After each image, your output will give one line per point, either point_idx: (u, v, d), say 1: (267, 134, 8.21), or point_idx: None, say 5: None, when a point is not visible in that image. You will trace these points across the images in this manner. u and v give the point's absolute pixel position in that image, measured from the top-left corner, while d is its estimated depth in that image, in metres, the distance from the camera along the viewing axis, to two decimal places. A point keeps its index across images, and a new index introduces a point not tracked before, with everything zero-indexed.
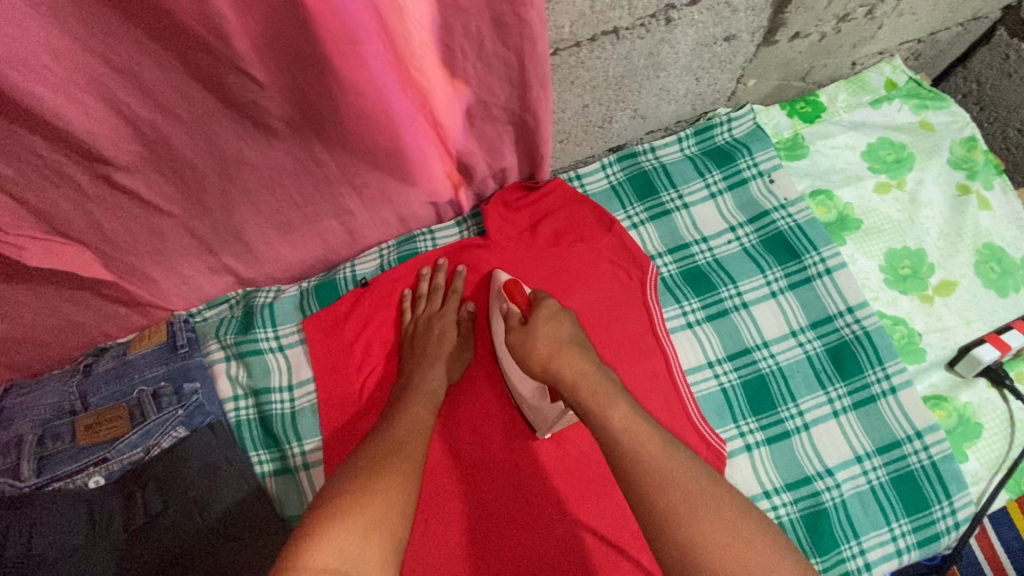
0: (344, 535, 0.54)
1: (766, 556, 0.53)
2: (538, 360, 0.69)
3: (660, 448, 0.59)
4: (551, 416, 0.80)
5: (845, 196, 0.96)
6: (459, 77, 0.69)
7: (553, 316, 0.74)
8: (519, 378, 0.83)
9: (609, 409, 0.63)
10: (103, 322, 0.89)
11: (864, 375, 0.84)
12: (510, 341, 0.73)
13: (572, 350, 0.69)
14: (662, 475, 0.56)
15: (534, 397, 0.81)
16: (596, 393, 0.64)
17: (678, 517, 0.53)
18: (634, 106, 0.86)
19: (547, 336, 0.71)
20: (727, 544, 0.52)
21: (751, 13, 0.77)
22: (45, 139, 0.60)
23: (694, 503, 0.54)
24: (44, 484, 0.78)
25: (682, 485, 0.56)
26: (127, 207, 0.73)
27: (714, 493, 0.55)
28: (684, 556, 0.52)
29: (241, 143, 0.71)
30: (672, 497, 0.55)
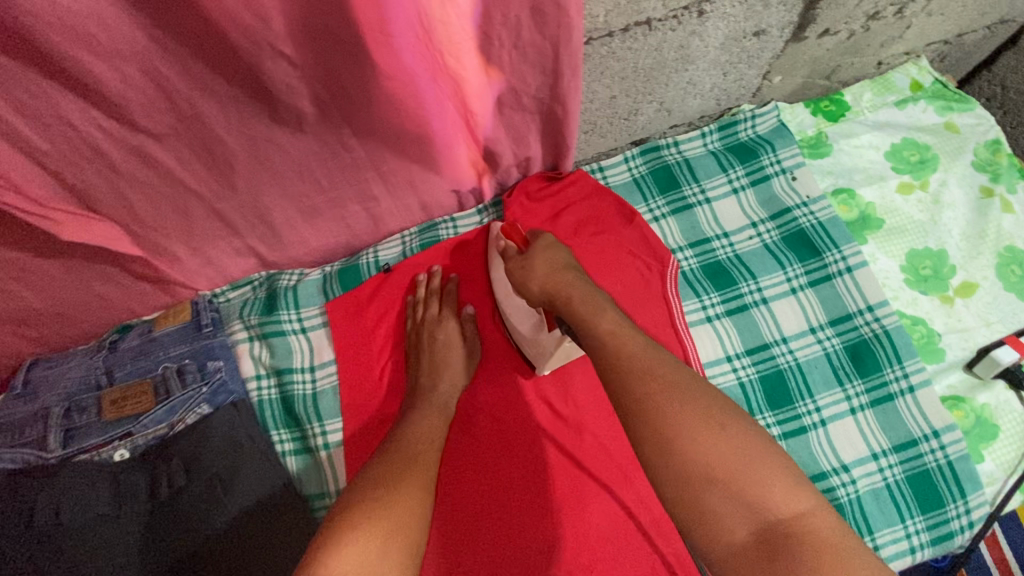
0: (362, 546, 0.55)
1: (742, 442, 0.52)
2: (536, 283, 0.76)
3: (642, 345, 0.60)
4: (549, 347, 0.82)
5: (868, 195, 0.96)
6: (493, 65, 0.69)
7: (550, 245, 0.80)
8: (518, 317, 0.85)
9: (599, 317, 0.65)
10: (128, 298, 0.91)
11: (883, 373, 0.84)
12: (510, 267, 0.81)
13: (566, 273, 0.74)
14: (639, 367, 0.57)
15: (530, 332, 0.84)
16: (587, 305, 0.68)
17: (656, 401, 0.54)
18: (660, 99, 0.86)
19: (544, 260, 0.78)
20: (703, 428, 0.52)
21: (782, 8, 0.77)
22: (84, 112, 0.61)
23: (672, 388, 0.55)
24: (70, 455, 0.80)
25: (659, 372, 0.56)
26: (158, 184, 0.75)
27: (693, 383, 0.55)
28: (658, 435, 0.52)
29: (273, 125, 0.72)
30: (650, 385, 0.55)
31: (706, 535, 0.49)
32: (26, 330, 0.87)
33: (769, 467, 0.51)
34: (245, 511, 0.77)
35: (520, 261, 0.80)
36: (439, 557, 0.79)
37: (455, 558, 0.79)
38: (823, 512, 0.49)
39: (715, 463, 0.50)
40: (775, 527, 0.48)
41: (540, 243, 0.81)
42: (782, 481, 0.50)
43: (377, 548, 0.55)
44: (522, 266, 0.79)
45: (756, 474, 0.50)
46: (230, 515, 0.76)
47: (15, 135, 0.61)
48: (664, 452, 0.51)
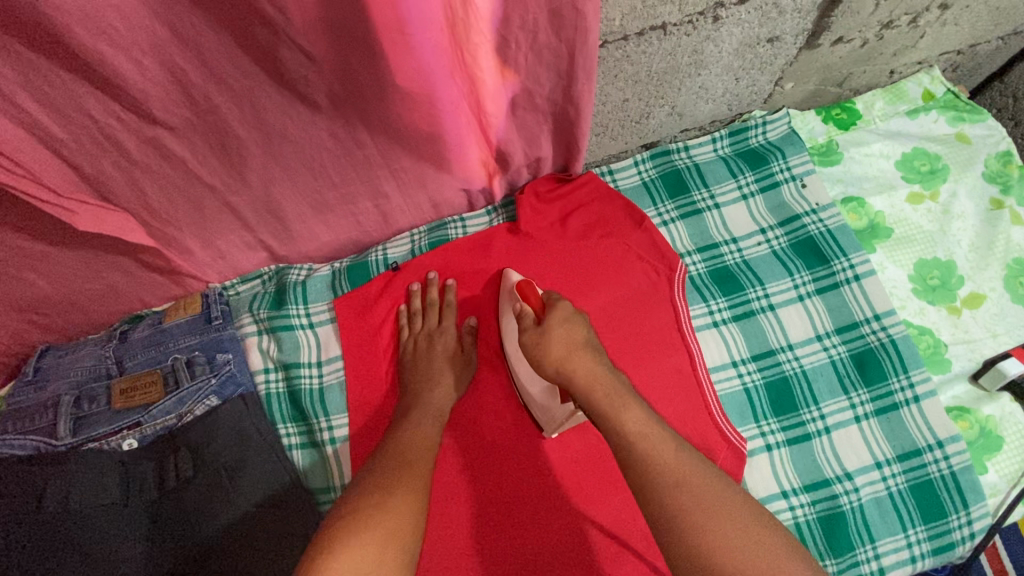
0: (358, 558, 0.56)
1: (774, 555, 0.55)
2: (553, 362, 0.70)
3: (672, 452, 0.61)
4: (560, 417, 0.79)
5: (877, 204, 0.96)
6: (509, 65, 0.70)
7: (566, 319, 0.74)
8: (529, 380, 0.82)
9: (624, 416, 0.64)
10: (139, 289, 0.92)
11: (888, 383, 0.84)
12: (526, 341, 0.74)
13: (587, 356, 0.70)
14: (676, 481, 0.59)
15: (542, 397, 0.81)
16: (612, 399, 0.65)
17: (694, 521, 0.56)
18: (672, 103, 0.86)
19: (561, 340, 0.71)
20: (741, 550, 0.55)
21: (797, 15, 0.77)
22: (103, 102, 0.62)
23: (708, 507, 0.57)
24: (79, 443, 0.80)
25: (693, 489, 0.58)
26: (172, 176, 0.75)
27: (725, 498, 0.58)
28: (698, 560, 0.54)
29: (288, 120, 0.73)
30: (685, 502, 0.57)
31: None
32: (39, 317, 0.88)
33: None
34: (254, 505, 0.78)
35: (535, 334, 0.73)
36: (441, 552, 0.79)
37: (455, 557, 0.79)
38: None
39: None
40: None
41: (556, 316, 0.74)
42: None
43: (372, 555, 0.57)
44: (538, 339, 0.72)
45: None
46: (239, 508, 0.77)
47: (35, 125, 0.62)
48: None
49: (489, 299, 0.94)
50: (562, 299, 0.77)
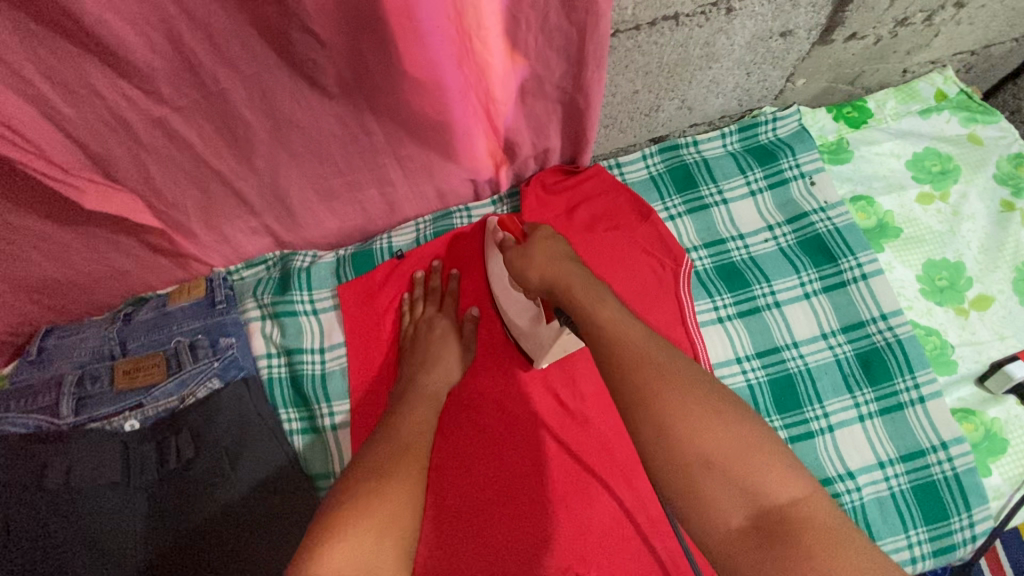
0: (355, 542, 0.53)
1: (740, 431, 0.50)
2: (536, 271, 0.70)
3: (641, 331, 0.57)
4: (544, 339, 0.79)
5: (886, 204, 0.95)
6: (519, 51, 0.69)
7: (548, 238, 0.75)
8: (516, 311, 0.84)
9: (598, 304, 0.61)
10: (144, 272, 0.92)
11: (893, 383, 0.83)
12: (508, 259, 0.76)
13: (567, 263, 0.69)
14: (640, 355, 0.54)
15: (529, 325, 0.83)
16: (586, 292, 0.63)
17: (654, 391, 0.51)
18: (683, 96, 0.86)
19: (543, 253, 0.72)
20: (701, 418, 0.50)
21: (811, 9, 0.76)
22: (111, 80, 0.62)
23: (670, 376, 0.52)
24: (81, 422, 0.81)
25: (658, 361, 0.53)
26: (179, 159, 0.75)
27: (691, 372, 0.53)
28: (658, 431, 0.49)
29: (295, 105, 0.72)
30: (646, 370, 0.52)
31: (703, 527, 0.47)
32: (43, 298, 0.89)
33: (767, 457, 0.49)
34: (251, 488, 0.78)
35: (518, 250, 0.74)
36: (439, 541, 0.80)
37: (452, 547, 0.79)
38: (822, 500, 0.48)
39: (717, 459, 0.48)
40: (778, 519, 0.46)
41: (539, 235, 0.74)
42: (781, 472, 0.48)
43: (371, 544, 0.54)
44: (520, 254, 0.73)
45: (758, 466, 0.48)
46: (238, 491, 0.77)
47: (42, 101, 0.62)
48: (662, 445, 0.49)
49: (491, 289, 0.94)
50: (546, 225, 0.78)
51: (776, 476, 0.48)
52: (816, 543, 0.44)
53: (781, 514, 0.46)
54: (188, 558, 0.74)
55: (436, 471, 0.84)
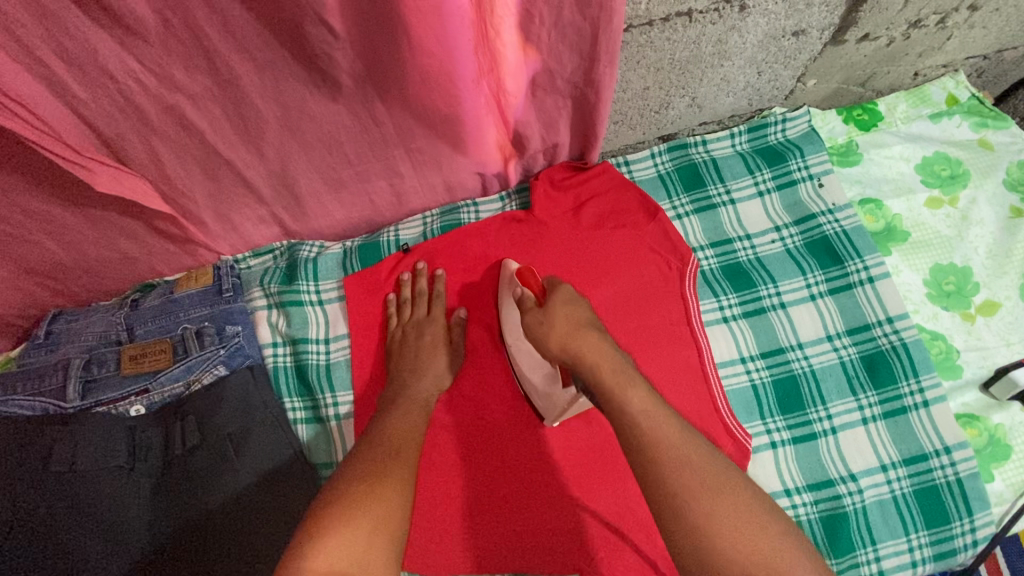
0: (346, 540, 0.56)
1: (778, 542, 0.54)
2: (556, 341, 0.69)
3: (674, 428, 0.61)
4: (561, 403, 0.78)
5: (895, 207, 0.95)
6: (531, 44, 0.69)
7: (570, 300, 0.74)
8: (530, 366, 0.81)
9: (628, 392, 0.63)
10: (152, 258, 0.92)
11: (897, 386, 0.83)
12: (527, 323, 0.74)
13: (591, 334, 0.69)
14: (676, 454, 0.58)
15: (543, 383, 0.80)
16: (617, 377, 0.64)
17: (694, 499, 0.55)
18: (693, 94, 0.86)
19: (566, 318, 0.71)
20: (743, 530, 0.54)
21: (824, 8, 0.76)
22: (125, 64, 0.62)
23: (711, 483, 0.57)
24: (87, 407, 0.81)
25: (698, 466, 0.58)
26: (189, 145, 0.76)
27: (729, 478, 0.57)
28: (699, 540, 0.54)
29: (306, 93, 0.73)
30: (684, 475, 0.57)
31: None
32: (52, 281, 0.90)
33: (802, 562, 0.54)
34: (255, 476, 0.79)
35: (538, 316, 0.73)
36: (439, 531, 0.81)
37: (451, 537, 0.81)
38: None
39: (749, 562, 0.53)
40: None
41: (557, 298, 0.74)
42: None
43: (360, 549, 0.56)
44: (541, 320, 0.72)
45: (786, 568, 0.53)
46: (242, 478, 0.78)
47: (57, 83, 0.62)
48: (705, 557, 0.53)
49: (486, 288, 0.93)
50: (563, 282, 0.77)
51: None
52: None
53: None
54: (190, 543, 0.74)
55: (438, 463, 0.84)
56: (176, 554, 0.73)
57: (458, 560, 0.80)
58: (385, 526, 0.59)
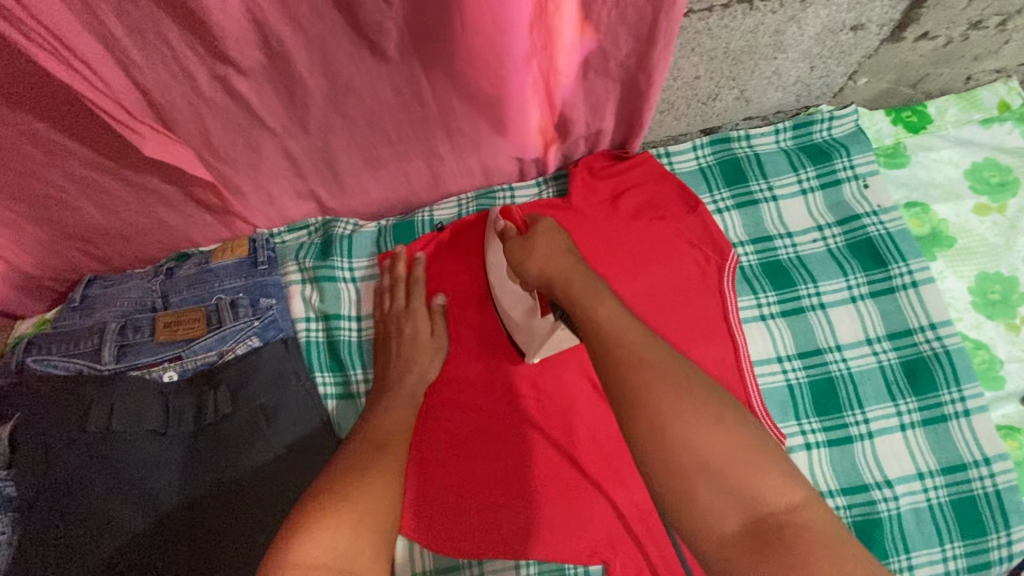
0: (330, 538, 0.56)
1: (747, 441, 0.51)
2: (537, 263, 0.70)
3: (640, 334, 0.58)
4: (541, 333, 0.78)
5: (941, 212, 0.93)
6: (591, 22, 0.68)
7: (549, 231, 0.73)
8: (511, 302, 0.82)
9: (597, 306, 0.61)
10: (190, 228, 0.93)
11: (938, 394, 0.82)
12: (507, 249, 0.75)
13: (567, 259, 0.69)
14: (636, 354, 0.55)
15: (523, 317, 0.81)
16: (586, 292, 0.63)
17: (654, 390, 0.52)
18: (742, 86, 0.84)
19: (547, 247, 0.71)
20: (702, 424, 0.51)
21: (887, 3, 0.74)
22: (180, 30, 0.62)
23: (677, 378, 0.53)
24: (122, 370, 0.82)
25: (661, 364, 0.54)
26: (235, 115, 0.76)
27: (695, 378, 0.54)
28: (655, 429, 0.51)
29: (354, 67, 0.72)
30: (643, 373, 0.53)
31: (700, 522, 0.49)
32: (90, 247, 0.91)
33: (768, 462, 0.50)
34: (281, 442, 0.79)
35: (518, 242, 0.74)
36: (466, 517, 0.80)
37: (479, 524, 0.80)
38: (813, 505, 0.50)
39: (709, 459, 0.49)
40: (770, 521, 0.48)
41: (540, 226, 0.74)
42: (776, 481, 0.50)
43: (350, 540, 0.57)
44: (521, 245, 0.73)
45: (751, 466, 0.50)
46: (271, 447, 0.79)
47: (114, 46, 0.63)
48: (662, 449, 0.50)
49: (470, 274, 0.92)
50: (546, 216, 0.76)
51: (773, 480, 0.50)
52: (805, 545, 0.47)
53: (775, 518, 0.48)
54: (220, 508, 0.75)
55: (466, 447, 0.83)
56: (207, 518, 0.74)
57: (484, 545, 0.79)
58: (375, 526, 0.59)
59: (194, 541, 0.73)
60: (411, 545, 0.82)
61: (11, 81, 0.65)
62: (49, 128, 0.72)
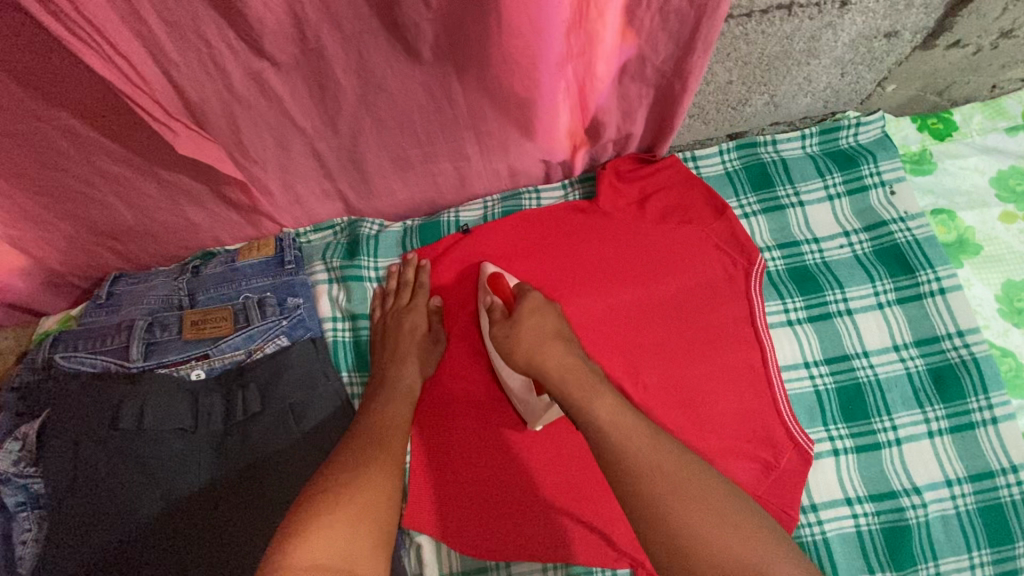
0: (327, 537, 0.59)
1: (757, 541, 0.55)
2: (523, 351, 0.72)
3: (642, 436, 0.61)
4: (539, 408, 0.79)
5: (968, 219, 0.93)
6: (632, 26, 0.68)
7: (536, 309, 0.76)
8: (508, 373, 0.81)
9: (593, 403, 0.64)
10: (216, 226, 0.93)
11: (966, 401, 0.81)
12: (494, 332, 0.76)
13: (558, 345, 0.72)
14: (648, 464, 0.59)
15: (520, 389, 0.80)
16: (583, 391, 0.66)
17: (668, 505, 0.56)
18: (773, 91, 0.84)
19: (533, 329, 0.74)
20: (717, 533, 0.55)
21: (922, 10, 0.74)
22: (219, 28, 0.62)
23: (685, 483, 0.57)
24: (149, 367, 0.82)
25: (673, 477, 0.58)
26: (268, 114, 0.76)
27: (704, 480, 0.58)
28: (678, 549, 0.54)
29: (388, 67, 0.72)
30: (658, 488, 0.57)
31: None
32: (116, 244, 0.91)
33: (781, 560, 0.54)
34: (309, 443, 0.79)
35: (505, 325, 0.75)
36: (494, 520, 0.80)
37: (507, 527, 0.80)
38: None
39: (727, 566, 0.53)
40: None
41: (524, 307, 0.76)
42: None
43: (345, 533, 0.60)
44: (508, 332, 0.74)
45: (766, 567, 0.54)
46: (298, 447, 0.78)
47: (153, 43, 0.63)
48: (683, 561, 0.54)
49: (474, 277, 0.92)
50: (533, 290, 0.79)
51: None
52: None
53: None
54: (245, 508, 0.75)
55: (494, 449, 0.83)
56: (232, 518, 0.74)
57: (513, 546, 0.79)
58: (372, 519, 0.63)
59: (220, 543, 0.73)
60: (438, 546, 0.81)
61: (49, 77, 0.65)
62: (83, 124, 0.72)
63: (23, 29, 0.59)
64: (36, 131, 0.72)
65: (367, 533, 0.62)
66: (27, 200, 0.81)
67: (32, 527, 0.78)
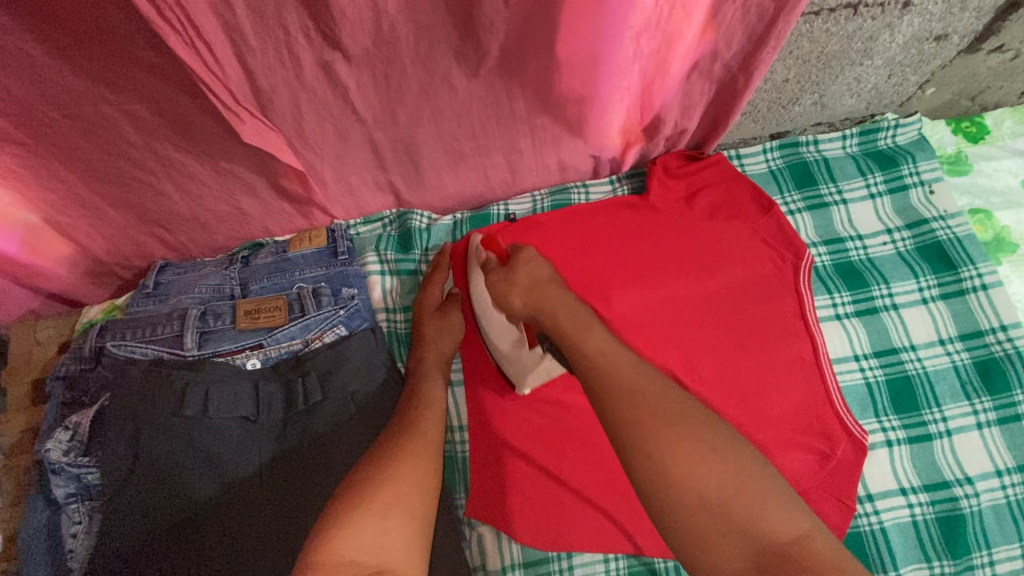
0: (359, 534, 0.60)
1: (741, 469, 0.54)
2: (521, 296, 0.74)
3: (633, 370, 0.62)
4: (529, 362, 0.80)
5: (1005, 219, 0.96)
6: (714, 23, 0.70)
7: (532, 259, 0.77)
8: (498, 332, 0.82)
9: (586, 335, 0.66)
10: (267, 216, 0.93)
11: (1012, 393, 0.84)
12: (493, 281, 0.78)
13: (552, 288, 0.73)
14: (631, 390, 0.59)
15: (510, 348, 0.81)
16: (575, 322, 0.68)
17: (647, 427, 0.56)
18: (822, 92, 0.87)
19: (526, 275, 0.75)
20: (697, 458, 0.54)
21: (973, 15, 0.77)
22: (300, 16, 0.62)
23: (666, 412, 0.57)
24: (204, 356, 0.81)
25: (651, 400, 0.58)
26: (332, 104, 0.75)
27: (686, 409, 0.58)
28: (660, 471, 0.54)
29: (457, 60, 0.72)
30: (640, 411, 0.58)
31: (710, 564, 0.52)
32: (164, 233, 0.90)
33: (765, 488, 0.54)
34: (371, 435, 0.78)
35: (502, 275, 0.77)
36: (556, 513, 0.80)
37: (569, 521, 0.80)
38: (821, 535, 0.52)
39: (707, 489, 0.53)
40: (780, 557, 0.50)
41: (522, 256, 0.77)
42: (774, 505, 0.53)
43: (377, 533, 0.61)
44: (504, 277, 0.77)
45: (749, 495, 0.53)
46: (362, 435, 0.78)
47: (234, 30, 0.62)
48: (666, 483, 0.54)
49: None
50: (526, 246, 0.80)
51: (776, 510, 0.53)
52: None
53: (787, 549, 0.51)
54: (310, 499, 0.73)
55: (554, 440, 0.83)
56: (294, 514, 0.72)
57: (576, 539, 0.79)
58: (409, 515, 0.64)
59: (280, 544, 0.71)
60: (499, 537, 0.81)
61: (123, 62, 0.64)
62: (149, 112, 0.71)
63: (105, 12, 0.58)
64: (100, 115, 0.71)
65: (401, 529, 0.63)
66: (80, 186, 0.80)
67: (83, 519, 0.75)
